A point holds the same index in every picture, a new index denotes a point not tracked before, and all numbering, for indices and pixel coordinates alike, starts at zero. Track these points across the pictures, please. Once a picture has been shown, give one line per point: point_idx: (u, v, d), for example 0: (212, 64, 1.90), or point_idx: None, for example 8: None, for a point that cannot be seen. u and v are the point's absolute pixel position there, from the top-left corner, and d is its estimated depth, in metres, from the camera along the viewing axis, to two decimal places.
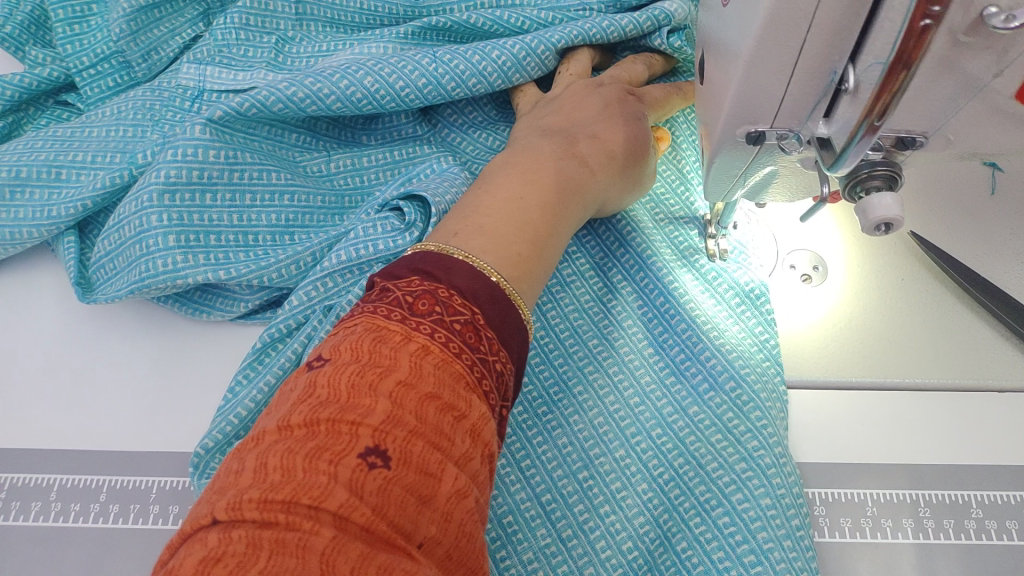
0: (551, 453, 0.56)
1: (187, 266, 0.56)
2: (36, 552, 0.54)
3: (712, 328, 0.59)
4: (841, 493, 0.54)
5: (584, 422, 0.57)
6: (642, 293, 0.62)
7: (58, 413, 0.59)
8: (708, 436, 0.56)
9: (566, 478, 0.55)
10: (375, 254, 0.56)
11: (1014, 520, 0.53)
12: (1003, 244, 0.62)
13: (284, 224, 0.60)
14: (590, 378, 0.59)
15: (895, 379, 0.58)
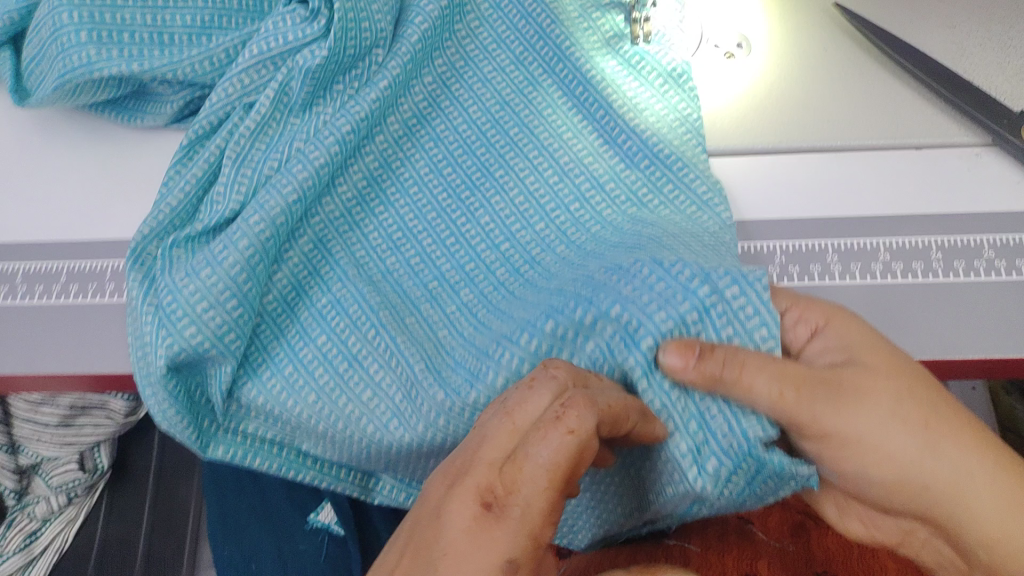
0: (473, 231, 0.59)
1: (100, 60, 0.58)
2: (5, 327, 0.58)
3: (628, 110, 0.60)
4: (763, 245, 0.56)
5: (504, 203, 0.59)
6: (560, 83, 0.62)
7: (16, 211, 0.62)
8: (621, 204, 0.57)
9: (486, 249, 0.58)
10: (285, 45, 0.58)
11: (920, 261, 0.55)
12: (926, 11, 0.63)
13: (200, 26, 0.60)
14: (510, 163, 0.60)
15: (813, 142, 0.59)
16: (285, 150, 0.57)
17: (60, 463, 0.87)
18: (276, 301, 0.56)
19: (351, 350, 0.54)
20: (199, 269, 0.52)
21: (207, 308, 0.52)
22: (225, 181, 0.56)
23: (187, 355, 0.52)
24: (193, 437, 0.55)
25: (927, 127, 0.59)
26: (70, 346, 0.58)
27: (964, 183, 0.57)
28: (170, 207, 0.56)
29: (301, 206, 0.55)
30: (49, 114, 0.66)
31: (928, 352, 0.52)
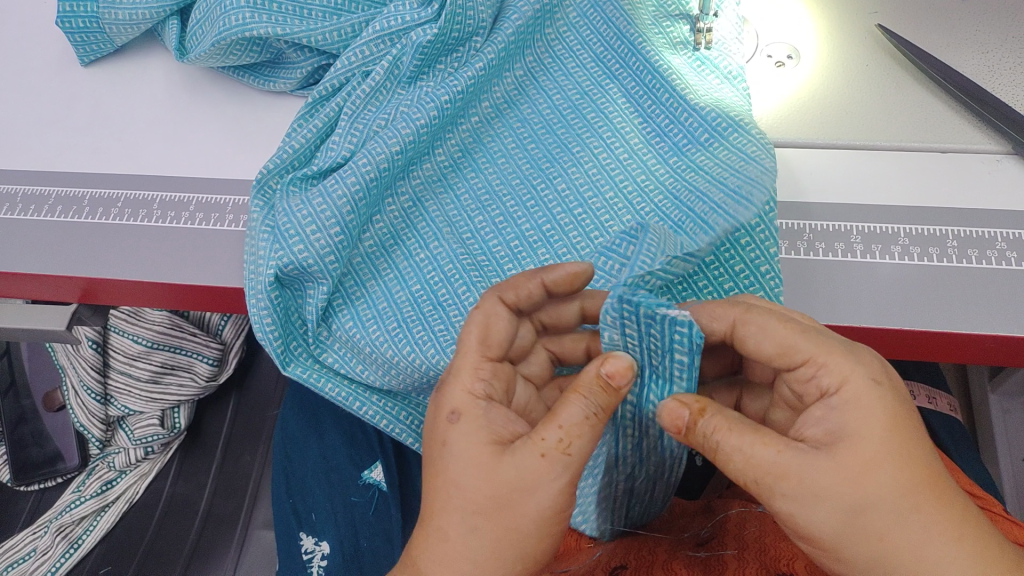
0: (551, 197, 0.67)
1: (253, 21, 0.69)
2: (142, 242, 0.70)
3: (689, 92, 0.67)
4: (819, 223, 0.63)
5: (581, 173, 0.68)
6: (634, 72, 0.71)
7: (162, 153, 0.75)
8: (683, 177, 0.65)
9: (564, 215, 0.66)
10: (403, 24, 0.69)
11: (936, 247, 0.61)
12: (966, 37, 0.70)
13: (333, 6, 0.71)
14: (586, 140, 0.69)
15: (853, 140, 0.66)
16: (392, 113, 0.68)
17: (144, 417, 0.98)
18: (373, 241, 0.66)
19: (431, 287, 0.64)
20: (314, 201, 0.63)
21: (315, 230, 0.62)
22: (341, 133, 0.67)
23: (294, 267, 0.62)
24: (283, 351, 0.64)
25: (954, 134, 0.66)
26: (191, 262, 0.68)
27: (984, 184, 0.63)
28: (294, 149, 0.67)
29: (402, 157, 0.66)
30: (198, 78, 0.79)
31: (957, 325, 0.57)
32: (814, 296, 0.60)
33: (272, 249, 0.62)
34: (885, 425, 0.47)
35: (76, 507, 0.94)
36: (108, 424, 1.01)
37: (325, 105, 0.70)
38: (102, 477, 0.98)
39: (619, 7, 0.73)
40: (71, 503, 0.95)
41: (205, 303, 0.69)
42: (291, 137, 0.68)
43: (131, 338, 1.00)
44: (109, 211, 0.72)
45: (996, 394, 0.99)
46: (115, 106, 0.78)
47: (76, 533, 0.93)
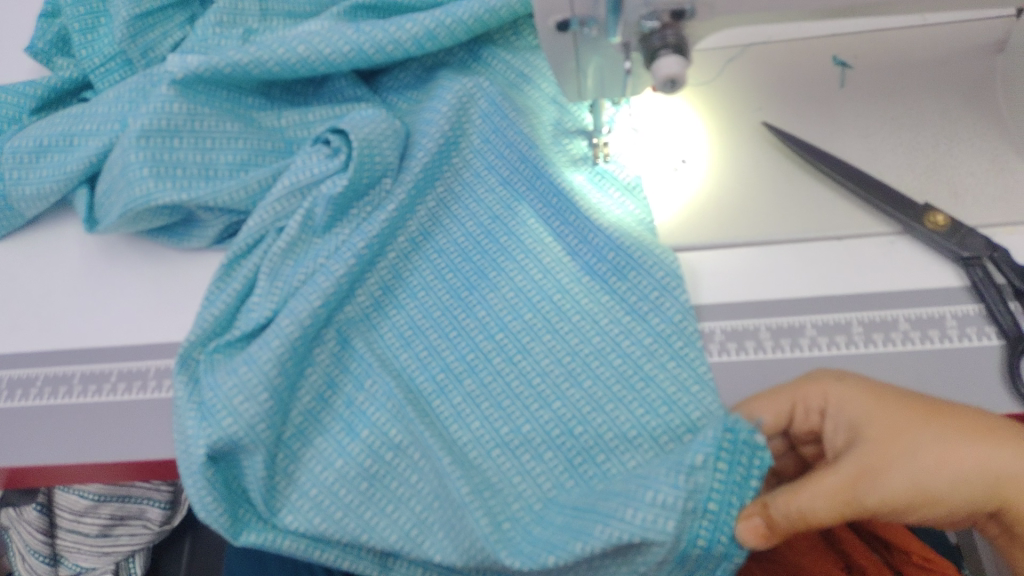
0: (472, 325, 0.68)
1: (157, 190, 0.70)
2: (64, 420, 0.69)
3: (593, 213, 0.70)
4: (718, 326, 0.65)
5: (498, 297, 0.69)
6: (544, 198, 0.73)
7: (79, 322, 0.74)
8: (600, 298, 0.67)
9: (485, 341, 0.67)
10: (313, 177, 0.70)
11: (843, 334, 0.63)
12: (846, 124, 0.74)
13: (240, 163, 0.73)
14: (501, 265, 0.70)
15: (757, 237, 0.68)
16: (311, 266, 0.69)
17: (95, 572, 1.05)
18: (312, 395, 0.66)
19: (374, 445, 0.63)
20: (243, 374, 0.63)
21: (243, 400, 0.62)
22: (262, 293, 0.68)
23: (224, 441, 0.62)
24: (230, 522, 0.62)
25: (846, 220, 0.68)
26: (116, 435, 0.67)
27: (881, 267, 0.66)
28: (214, 317, 0.68)
29: (324, 309, 0.66)
30: (113, 241, 0.79)
31: None
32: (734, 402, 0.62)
33: (201, 427, 0.62)
34: (869, 399, 0.55)
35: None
36: None
37: (242, 264, 0.71)
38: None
39: (519, 131, 0.75)
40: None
41: (136, 474, 0.68)
42: (212, 303, 0.68)
43: (76, 496, 1.02)
44: (28, 392, 0.71)
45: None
46: (29, 277, 0.78)
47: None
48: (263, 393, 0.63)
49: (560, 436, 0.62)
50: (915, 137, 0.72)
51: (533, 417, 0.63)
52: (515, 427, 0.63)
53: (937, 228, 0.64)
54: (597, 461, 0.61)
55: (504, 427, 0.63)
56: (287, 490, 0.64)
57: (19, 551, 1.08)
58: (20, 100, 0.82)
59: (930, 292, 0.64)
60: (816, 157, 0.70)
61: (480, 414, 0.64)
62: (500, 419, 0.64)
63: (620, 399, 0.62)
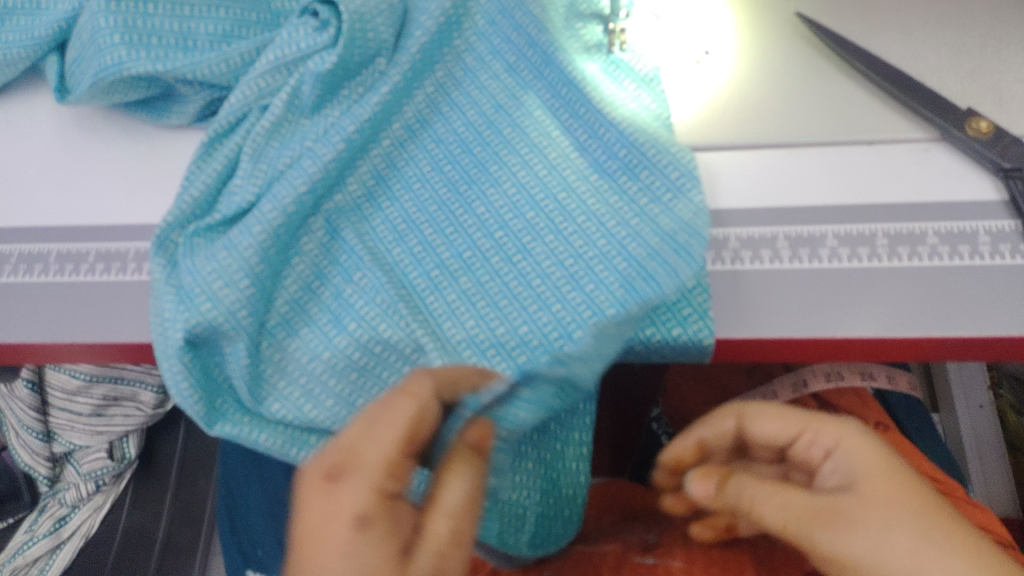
0: (468, 221, 0.64)
1: (129, 60, 0.65)
2: (39, 299, 0.65)
3: (605, 106, 0.64)
4: (731, 232, 0.60)
5: (497, 191, 0.64)
6: (552, 87, 0.67)
7: (57, 198, 0.70)
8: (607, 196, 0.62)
9: (482, 238, 0.63)
10: (298, 52, 0.65)
11: (866, 246, 0.58)
12: (887, 20, 0.67)
13: (221, 34, 0.67)
14: (504, 159, 0.65)
15: (782, 139, 0.63)
16: (296, 149, 0.63)
17: (91, 450, 1.03)
18: (297, 285, 0.63)
19: (361, 339, 0.60)
20: (220, 258, 0.60)
21: (221, 285, 0.59)
22: (244, 175, 0.64)
23: (203, 327, 0.59)
24: (205, 409, 0.60)
25: (880, 124, 0.63)
26: (94, 315, 0.64)
27: (915, 176, 0.60)
28: (193, 198, 0.64)
29: (310, 196, 0.62)
30: (91, 116, 0.74)
31: (891, 330, 0.55)
32: (742, 314, 0.57)
33: (176, 311, 0.59)
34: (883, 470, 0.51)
35: (30, 549, 0.99)
36: (55, 461, 1.05)
37: (224, 144, 0.66)
38: (54, 514, 1.03)
39: (528, 14, 0.69)
40: (23, 545, 1.00)
41: (115, 358, 0.65)
42: (192, 183, 0.64)
43: (68, 375, 1.00)
44: (2, 269, 0.67)
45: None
46: (2, 149, 0.73)
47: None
48: (243, 281, 0.60)
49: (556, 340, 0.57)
50: (962, 37, 0.66)
51: (526, 315, 0.59)
52: (508, 326, 0.59)
53: (978, 136, 0.59)
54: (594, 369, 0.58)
55: (497, 324, 0.59)
56: (273, 380, 0.61)
57: (13, 426, 1.05)
58: None
59: (967, 206, 0.59)
60: (853, 54, 0.65)
61: (474, 313, 0.60)
62: (493, 318, 0.59)
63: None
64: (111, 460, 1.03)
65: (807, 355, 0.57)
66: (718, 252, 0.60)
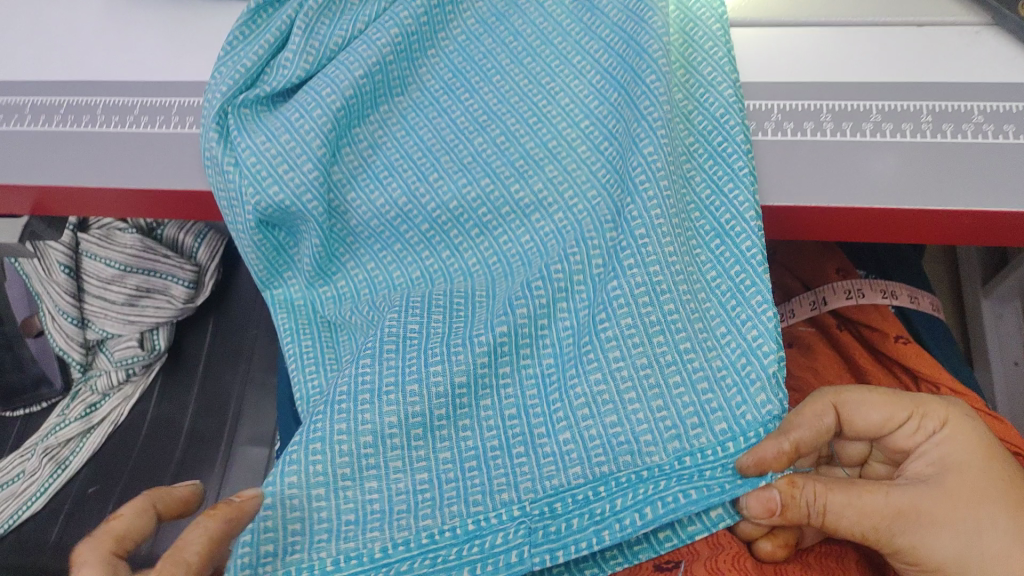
0: (546, 120, 0.59)
1: None
2: (87, 147, 0.67)
3: None
4: (767, 105, 0.60)
5: (584, 91, 0.60)
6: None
7: (106, 55, 0.72)
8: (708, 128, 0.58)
9: (570, 131, 0.59)
10: None
11: (910, 123, 0.58)
12: None
13: None
14: (586, 47, 0.61)
15: (833, 19, 0.63)
16: (350, 30, 0.62)
17: (122, 340, 0.96)
18: (357, 166, 0.60)
19: (429, 236, 0.59)
20: (276, 130, 0.58)
21: (286, 167, 0.57)
22: (294, 49, 0.61)
23: (272, 208, 0.57)
24: (261, 266, 0.61)
25: (931, 8, 0.63)
26: (139, 164, 0.66)
27: (964, 55, 0.60)
28: (246, 69, 0.60)
29: (368, 82, 0.60)
30: None
31: (932, 201, 0.54)
32: (787, 184, 0.57)
33: (244, 189, 0.57)
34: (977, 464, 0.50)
35: (61, 430, 0.91)
36: (88, 348, 0.98)
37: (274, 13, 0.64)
38: (86, 400, 0.95)
39: None
40: (56, 427, 0.92)
41: (159, 210, 0.67)
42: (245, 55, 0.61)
43: (103, 262, 0.97)
44: (52, 119, 0.69)
45: (989, 298, 1.09)
46: (54, 10, 0.74)
47: (62, 455, 0.89)
48: (306, 164, 0.57)
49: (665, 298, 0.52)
50: None
51: (657, 307, 0.52)
52: (625, 286, 0.52)
53: None
54: (682, 353, 0.51)
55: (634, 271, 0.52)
56: (343, 258, 0.61)
57: (48, 313, 0.95)
58: None
59: (1018, 87, 0.58)
60: None
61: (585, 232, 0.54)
62: (631, 324, 0.51)
63: (712, 289, 0.54)
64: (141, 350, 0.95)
65: (846, 228, 0.57)
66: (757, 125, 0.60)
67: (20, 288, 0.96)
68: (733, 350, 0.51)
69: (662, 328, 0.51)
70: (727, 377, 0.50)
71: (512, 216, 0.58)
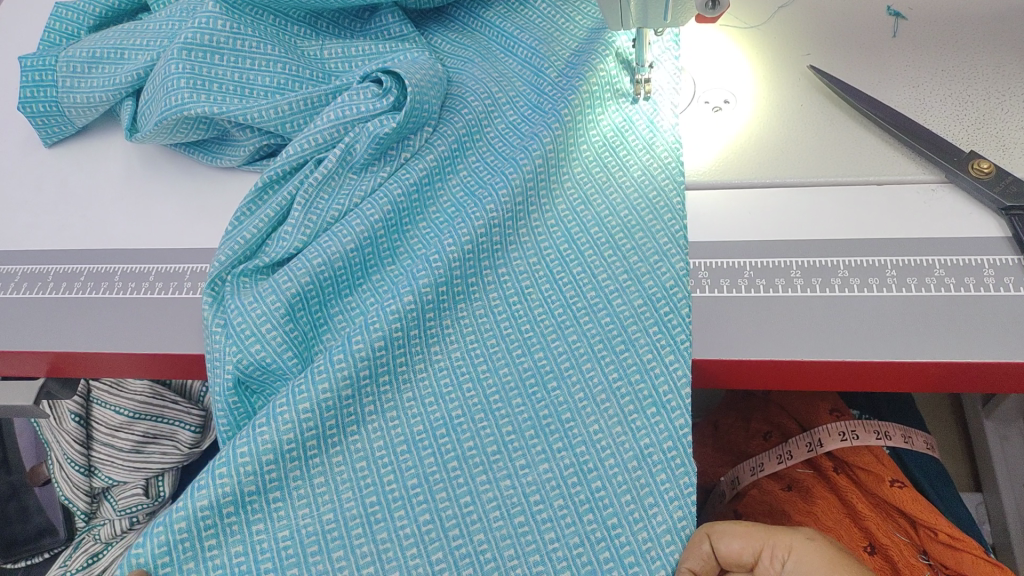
0: (517, 288, 0.65)
1: (191, 101, 0.73)
2: (103, 313, 0.71)
3: (643, 149, 0.70)
4: (728, 261, 0.64)
5: (564, 277, 0.65)
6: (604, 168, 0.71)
7: (128, 225, 0.77)
8: (653, 299, 0.62)
9: (543, 316, 0.64)
10: (358, 114, 0.69)
11: (876, 277, 0.61)
12: (896, 73, 0.72)
13: (276, 86, 0.76)
14: (551, 223, 0.68)
15: (796, 180, 0.67)
16: (347, 201, 0.67)
17: (127, 489, 0.98)
18: (338, 322, 0.64)
19: (360, 369, 0.59)
20: (262, 290, 0.62)
21: (268, 324, 0.61)
22: (294, 222, 0.66)
23: (252, 365, 0.61)
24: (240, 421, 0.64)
25: (889, 166, 0.67)
26: (152, 328, 0.69)
27: (923, 213, 0.64)
28: (245, 240, 0.65)
29: (357, 253, 0.64)
30: (156, 153, 0.82)
31: (895, 353, 0.57)
32: (756, 339, 0.60)
33: (227, 348, 0.61)
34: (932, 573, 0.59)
35: None
36: (93, 496, 0.98)
37: (278, 188, 0.69)
38: (88, 550, 0.99)
39: (553, 83, 0.76)
40: None
41: (169, 370, 0.70)
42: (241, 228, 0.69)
43: (113, 409, 0.93)
44: (72, 285, 0.73)
45: (992, 421, 1.07)
46: (81, 183, 0.81)
47: None
48: (286, 323, 0.61)
49: (607, 470, 0.58)
50: (966, 90, 0.70)
51: (585, 485, 0.58)
52: (575, 463, 0.58)
53: (980, 177, 0.63)
54: (620, 499, 0.57)
55: (582, 451, 0.59)
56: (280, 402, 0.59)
57: (58, 460, 0.94)
58: (80, 17, 0.87)
59: (974, 241, 0.62)
60: (863, 104, 0.69)
61: (555, 409, 0.60)
62: (574, 485, 0.58)
63: (646, 459, 0.58)
64: (145, 496, 0.98)
65: (816, 381, 0.60)
66: (728, 281, 0.63)
67: (31, 442, 1.01)
68: (653, 472, 0.57)
69: (601, 478, 0.58)
70: (646, 535, 0.56)
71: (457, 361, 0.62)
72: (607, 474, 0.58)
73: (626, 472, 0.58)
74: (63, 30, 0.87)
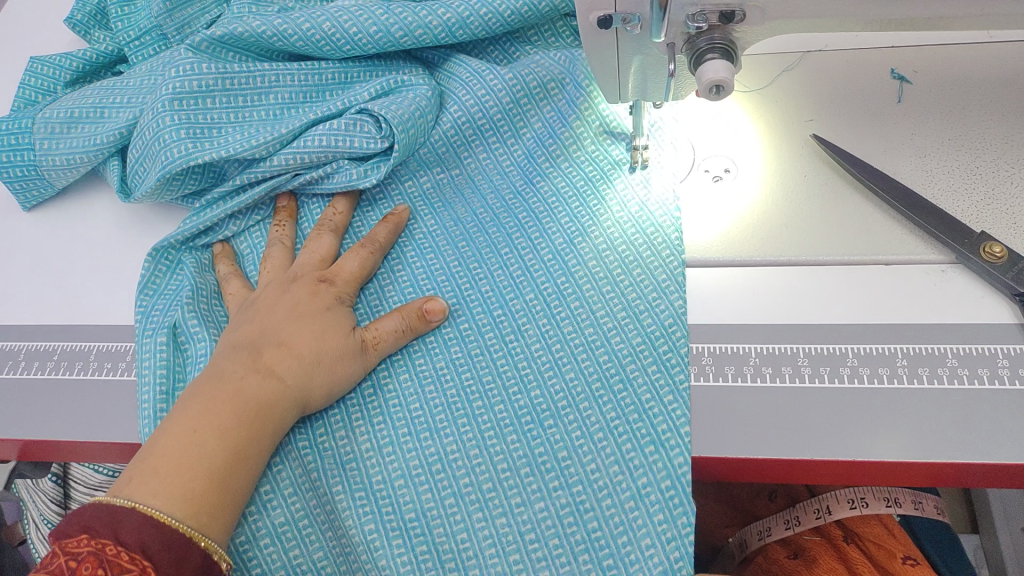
0: (516, 322, 0.64)
1: (196, 151, 0.70)
2: (75, 397, 0.68)
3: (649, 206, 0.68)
4: (731, 347, 0.62)
5: (562, 311, 0.64)
6: (599, 205, 0.69)
7: (103, 298, 0.73)
8: (654, 341, 0.61)
9: (541, 352, 0.63)
10: (349, 149, 0.70)
11: (886, 367, 0.59)
12: (902, 142, 0.69)
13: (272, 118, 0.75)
14: (549, 261, 0.67)
15: (799, 258, 0.65)
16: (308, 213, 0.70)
17: None
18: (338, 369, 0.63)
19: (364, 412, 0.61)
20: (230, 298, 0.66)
21: None
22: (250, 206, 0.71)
23: None
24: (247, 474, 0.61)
25: (897, 245, 0.64)
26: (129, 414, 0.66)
27: (931, 296, 0.62)
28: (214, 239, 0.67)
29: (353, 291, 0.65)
30: (134, 218, 0.78)
31: (910, 453, 0.55)
32: (767, 439, 0.57)
33: None
34: None
35: None
36: None
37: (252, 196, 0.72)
38: None
39: (545, 121, 0.75)
40: None
41: None
42: (248, 268, 0.72)
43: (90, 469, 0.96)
44: (45, 365, 0.70)
45: None
46: (57, 250, 0.77)
47: None
48: None
49: (604, 514, 0.56)
50: (974, 161, 0.67)
51: (584, 534, 0.56)
52: (572, 503, 0.57)
53: (992, 261, 0.61)
54: (619, 542, 0.56)
55: (581, 494, 0.57)
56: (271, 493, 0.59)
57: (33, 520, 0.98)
58: (57, 72, 0.84)
59: (986, 330, 0.60)
60: (866, 174, 0.66)
61: (552, 453, 0.59)
62: (571, 527, 0.57)
63: (644, 498, 0.56)
64: None
65: (830, 476, 0.57)
66: (733, 370, 0.60)
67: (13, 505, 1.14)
68: (652, 512, 0.56)
69: (599, 520, 0.56)
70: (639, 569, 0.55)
71: (455, 408, 0.61)
72: (604, 513, 0.57)
73: (626, 516, 0.56)
74: (39, 85, 0.84)
